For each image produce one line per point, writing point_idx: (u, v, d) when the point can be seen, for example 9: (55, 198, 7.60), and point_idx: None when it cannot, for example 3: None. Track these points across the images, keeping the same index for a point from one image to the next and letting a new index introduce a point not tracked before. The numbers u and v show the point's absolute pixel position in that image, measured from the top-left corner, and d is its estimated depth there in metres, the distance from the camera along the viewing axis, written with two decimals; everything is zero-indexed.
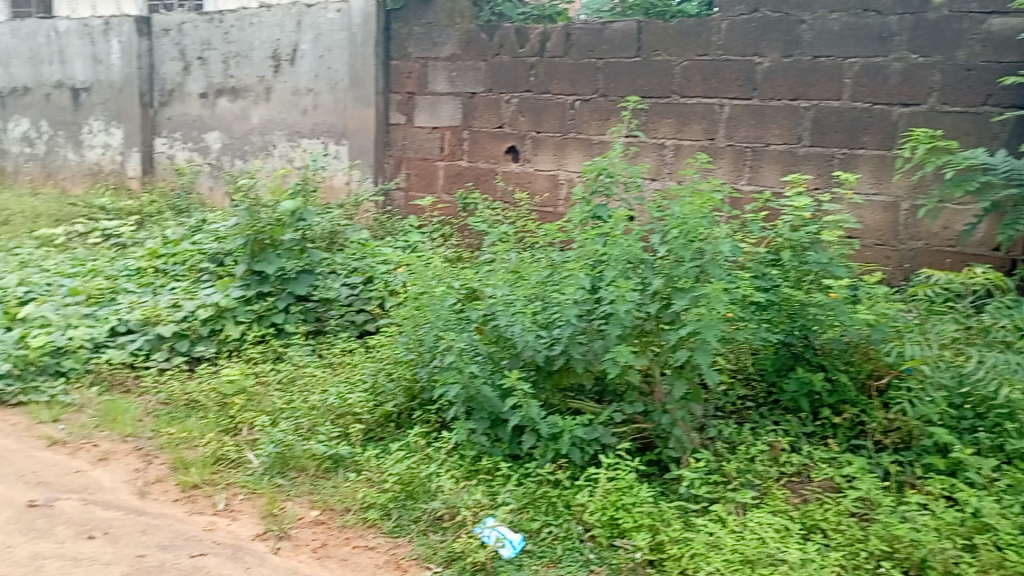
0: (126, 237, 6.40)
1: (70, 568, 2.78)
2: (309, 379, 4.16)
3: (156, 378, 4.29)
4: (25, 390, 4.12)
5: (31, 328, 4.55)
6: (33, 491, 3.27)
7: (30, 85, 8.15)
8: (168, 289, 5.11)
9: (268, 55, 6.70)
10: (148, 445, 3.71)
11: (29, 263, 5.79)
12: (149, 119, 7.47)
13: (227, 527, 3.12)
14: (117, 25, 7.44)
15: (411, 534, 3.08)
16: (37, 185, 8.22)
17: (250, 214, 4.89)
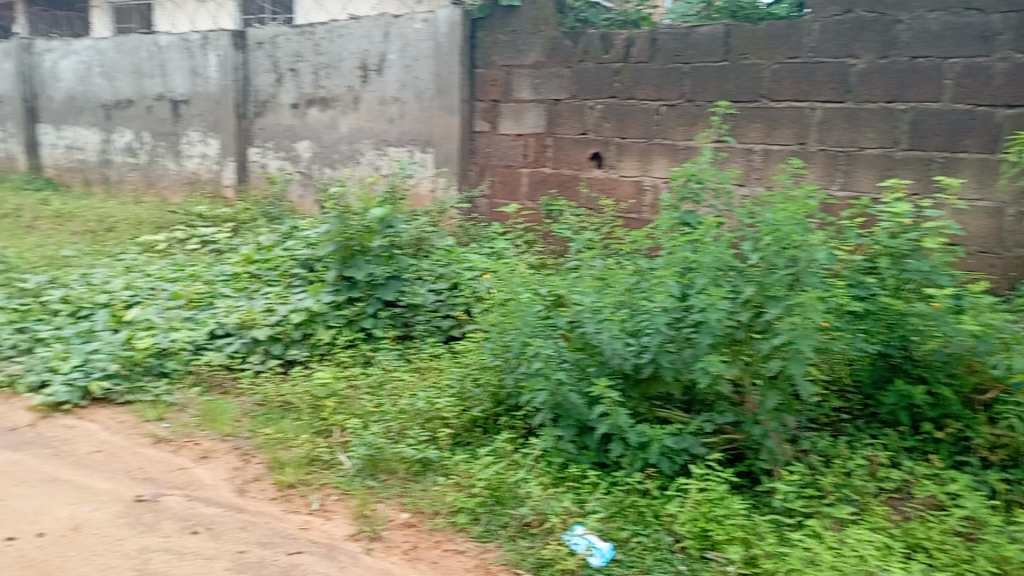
0: (222, 243, 6.66)
1: (175, 561, 2.90)
2: (397, 383, 4.24)
3: (252, 380, 4.44)
4: (131, 388, 4.32)
5: (136, 330, 4.79)
6: (140, 486, 3.44)
7: (133, 98, 8.52)
8: (262, 294, 5.28)
9: (357, 66, 6.87)
10: (246, 444, 3.84)
11: (134, 268, 6.09)
12: (243, 129, 7.74)
13: (321, 527, 3.20)
14: (214, 39, 7.74)
15: (500, 540, 3.10)
16: (140, 194, 8.61)
17: (341, 222, 5.02)
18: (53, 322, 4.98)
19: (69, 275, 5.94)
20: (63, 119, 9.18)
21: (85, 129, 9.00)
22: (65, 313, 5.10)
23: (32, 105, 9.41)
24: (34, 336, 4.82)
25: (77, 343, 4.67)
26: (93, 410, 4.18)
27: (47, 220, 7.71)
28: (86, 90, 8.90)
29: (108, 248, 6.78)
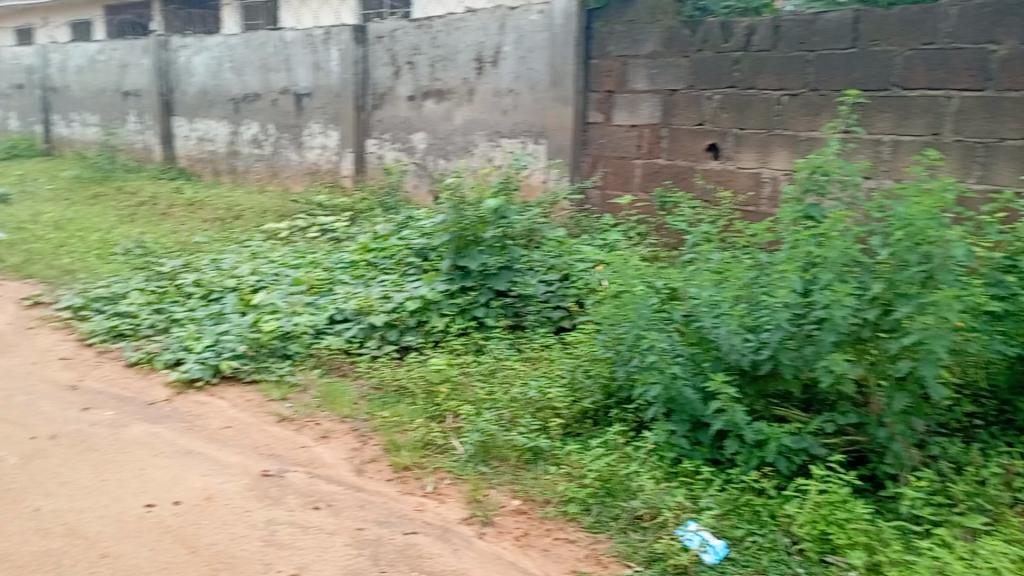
0: (340, 232, 6.90)
1: (300, 534, 3.05)
2: (509, 372, 4.30)
3: (369, 364, 4.57)
4: (257, 368, 4.54)
5: (262, 314, 5.03)
6: (266, 462, 3.62)
7: (260, 92, 8.90)
8: (379, 282, 5.44)
9: (472, 58, 6.96)
10: (364, 426, 3.97)
11: (259, 254, 6.38)
12: (362, 121, 7.97)
13: (436, 509, 3.28)
14: (336, 34, 7.99)
15: (612, 531, 3.10)
16: (264, 183, 9.00)
17: (456, 213, 5.13)
18: (186, 305, 5.28)
19: (200, 259, 6.28)
20: (195, 112, 9.66)
21: (216, 122, 9.45)
22: (197, 296, 5.40)
23: (167, 98, 9.96)
24: (169, 316, 5.13)
25: (209, 324, 4.96)
26: (222, 387, 4.42)
27: (181, 208, 8.17)
28: (217, 84, 9.35)
29: (236, 234, 7.13)
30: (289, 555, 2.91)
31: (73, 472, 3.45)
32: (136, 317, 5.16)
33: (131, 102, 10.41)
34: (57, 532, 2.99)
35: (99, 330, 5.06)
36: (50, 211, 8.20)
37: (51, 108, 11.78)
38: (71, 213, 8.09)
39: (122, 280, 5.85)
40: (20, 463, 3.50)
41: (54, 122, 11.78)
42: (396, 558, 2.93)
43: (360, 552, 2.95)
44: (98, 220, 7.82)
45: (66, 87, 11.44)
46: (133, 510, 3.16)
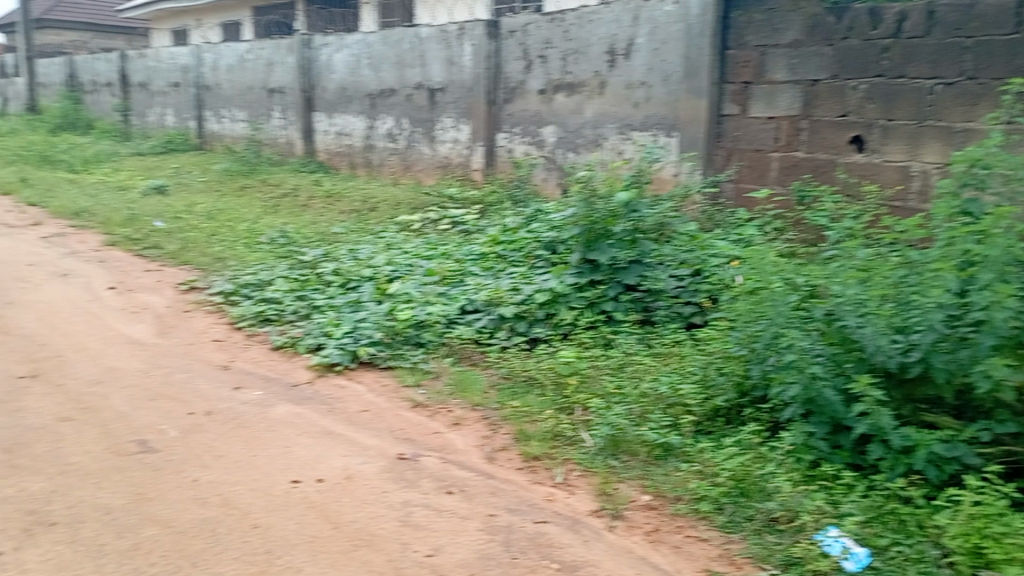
0: (471, 224, 7.03)
1: (434, 517, 3.14)
2: (638, 366, 4.28)
3: (499, 355, 4.65)
4: (392, 355, 4.70)
5: (398, 303, 5.21)
6: (401, 445, 3.75)
7: (395, 87, 9.17)
8: (508, 274, 5.51)
9: (605, 50, 6.94)
10: (494, 415, 4.04)
11: (393, 245, 6.59)
12: (493, 115, 8.07)
13: (565, 500, 3.31)
14: (470, 29, 8.13)
15: (745, 532, 3.05)
16: (398, 176, 9.28)
17: (587, 206, 5.12)
18: (327, 293, 5.54)
19: (339, 249, 6.56)
20: (335, 108, 10.05)
21: (353, 117, 9.80)
22: (336, 285, 5.65)
23: (309, 94, 10.42)
24: (311, 303, 5.40)
25: (348, 311, 5.20)
26: (360, 372, 4.60)
27: (320, 200, 8.54)
28: (356, 81, 9.70)
29: (371, 226, 7.39)
30: (424, 536, 3.01)
31: (226, 447, 3.68)
32: (282, 304, 5.45)
33: (276, 99, 10.96)
34: (213, 502, 3.20)
35: (248, 314, 5.37)
36: (203, 201, 8.75)
37: (203, 104, 12.55)
38: (221, 204, 8.60)
39: (268, 268, 6.18)
40: (180, 436, 3.77)
41: (206, 118, 12.55)
42: (526, 546, 2.98)
43: (492, 537, 3.02)
44: (246, 211, 8.28)
45: (217, 85, 12.16)
46: (280, 485, 3.35)
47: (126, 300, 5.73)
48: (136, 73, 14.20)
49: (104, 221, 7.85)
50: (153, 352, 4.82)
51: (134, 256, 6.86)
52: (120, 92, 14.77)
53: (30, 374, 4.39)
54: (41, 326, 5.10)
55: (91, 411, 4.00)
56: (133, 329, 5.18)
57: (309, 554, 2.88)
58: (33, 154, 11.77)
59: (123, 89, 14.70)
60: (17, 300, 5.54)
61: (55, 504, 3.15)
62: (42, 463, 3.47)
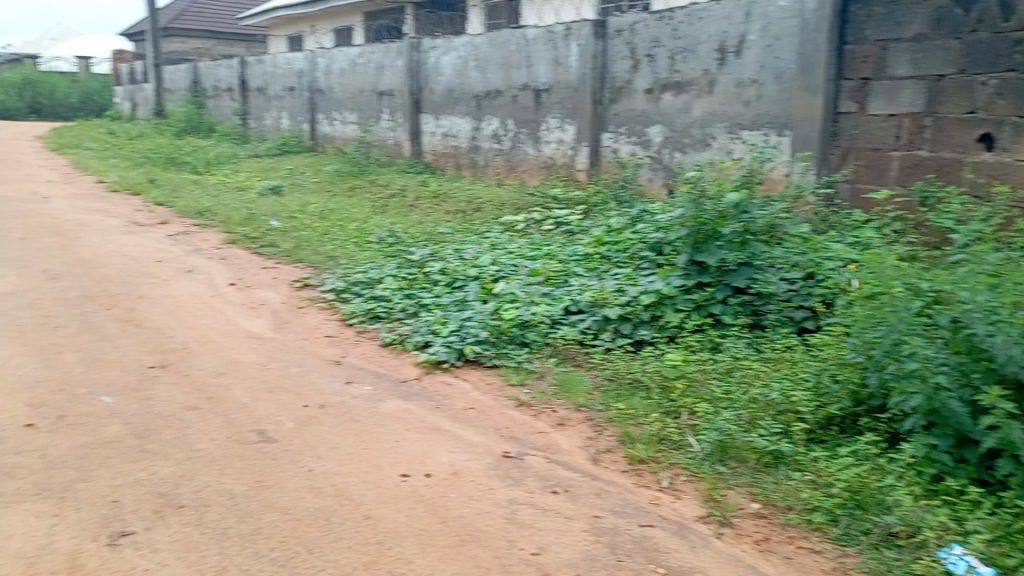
0: (574, 225, 7.03)
1: (539, 516, 3.17)
2: (747, 372, 4.18)
3: (603, 356, 4.63)
4: (497, 354, 4.75)
5: (503, 302, 5.27)
6: (507, 444, 3.79)
7: (502, 88, 9.25)
8: (612, 275, 5.49)
9: (715, 48, 6.82)
10: (598, 416, 4.03)
11: (498, 245, 6.67)
12: (599, 115, 8.04)
13: (672, 504, 3.28)
14: (577, 30, 8.13)
15: (861, 546, 2.95)
16: (503, 177, 9.36)
17: (696, 206, 5.02)
18: (434, 292, 5.65)
19: (445, 249, 6.68)
20: (442, 110, 10.22)
21: (459, 118, 9.94)
22: (443, 284, 5.76)
23: (417, 97, 10.63)
24: (418, 302, 5.53)
25: (454, 310, 5.30)
26: (466, 370, 4.67)
27: (427, 200, 8.70)
28: (463, 83, 9.83)
29: (476, 226, 7.49)
30: (530, 534, 3.04)
31: (338, 439, 3.82)
32: (390, 301, 5.60)
33: (385, 101, 11.24)
34: (327, 492, 3.33)
35: (358, 312, 5.53)
36: (316, 202, 9.07)
37: (316, 108, 13.00)
38: (333, 204, 8.89)
39: (377, 267, 6.36)
40: (296, 427, 3.93)
41: (319, 121, 13.00)
42: (632, 549, 2.97)
43: (597, 539, 3.03)
44: (356, 211, 8.52)
45: (330, 89, 12.57)
46: (390, 478, 3.44)
47: (244, 296, 6.01)
48: (254, 78, 14.84)
49: (225, 220, 8.25)
50: (271, 346, 5.04)
51: (251, 254, 7.18)
52: (239, 96, 15.47)
53: (159, 364, 4.66)
54: (169, 319, 5.41)
55: (214, 401, 4.21)
56: (252, 324, 5.43)
57: (418, 546, 2.96)
58: (160, 156, 12.49)
59: (242, 94, 15.36)
60: (147, 295, 5.89)
61: (183, 488, 3.34)
62: (170, 448, 3.68)
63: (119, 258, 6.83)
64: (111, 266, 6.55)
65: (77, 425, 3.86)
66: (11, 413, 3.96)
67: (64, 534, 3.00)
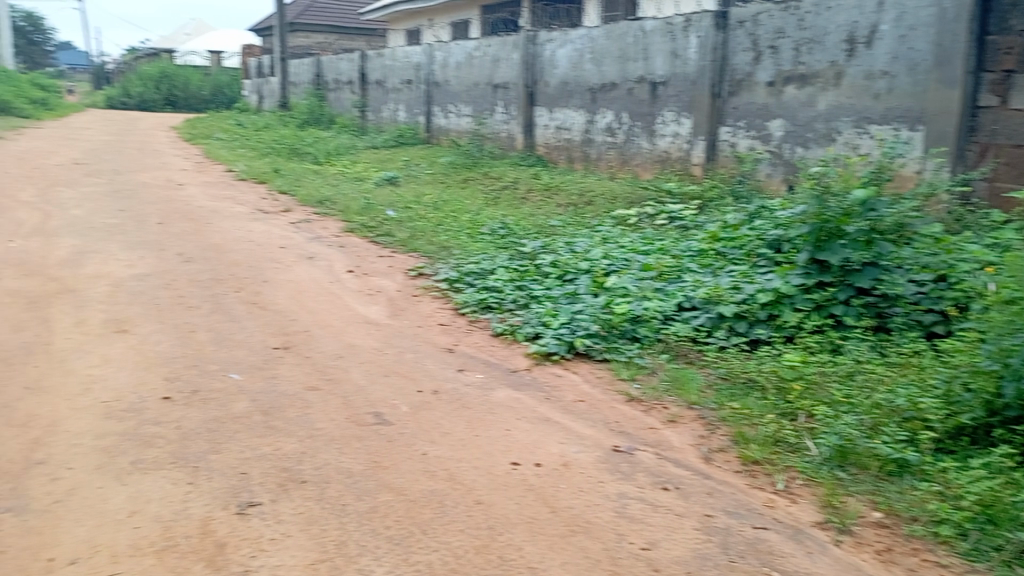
0: (688, 220, 6.92)
1: (650, 511, 3.16)
2: (870, 376, 4.04)
3: (717, 354, 4.55)
4: (608, 348, 4.74)
5: (614, 297, 5.25)
6: (617, 438, 3.79)
7: (617, 81, 9.19)
8: (727, 272, 5.38)
9: (844, 39, 6.59)
10: (711, 415, 3.97)
11: (610, 239, 6.64)
12: (717, 109, 7.87)
13: (788, 508, 3.21)
14: (697, 21, 7.99)
15: (992, 563, 2.81)
16: (615, 170, 9.26)
17: (818, 203, 4.87)
18: (544, 284, 5.69)
19: (557, 242, 6.70)
20: (556, 103, 10.24)
21: (573, 111, 9.92)
22: (554, 277, 5.79)
23: (531, 90, 10.68)
24: (530, 294, 5.58)
25: (565, 302, 5.32)
26: (576, 362, 4.68)
27: (539, 193, 8.75)
28: (577, 75, 9.81)
29: (588, 220, 7.48)
30: (640, 529, 3.04)
31: (451, 425, 3.90)
32: (502, 293, 5.67)
33: (500, 94, 11.34)
34: (440, 476, 3.41)
35: (470, 302, 5.62)
36: (430, 193, 9.25)
37: (433, 100, 13.24)
38: (446, 196, 9.05)
39: (489, 258, 6.44)
40: (410, 411, 4.04)
41: (434, 114, 13.24)
42: (746, 550, 2.92)
43: (709, 538, 2.99)
44: (469, 203, 8.64)
45: (446, 82, 12.79)
46: (501, 466, 3.50)
47: (362, 283, 6.21)
48: (373, 71, 15.25)
49: (344, 209, 8.54)
50: (386, 332, 5.19)
51: (368, 243, 7.40)
52: (359, 89, 15.93)
53: (283, 346, 4.89)
54: (292, 303, 5.66)
55: (334, 382, 4.38)
56: (368, 310, 5.61)
57: (529, 534, 3.00)
58: (284, 147, 13.02)
59: (362, 87, 15.81)
60: (271, 279, 6.17)
61: (305, 465, 3.49)
62: (293, 426, 3.85)
63: (245, 243, 7.18)
64: (239, 251, 6.90)
65: (209, 400, 4.09)
66: (150, 385, 4.24)
67: (197, 501, 3.19)
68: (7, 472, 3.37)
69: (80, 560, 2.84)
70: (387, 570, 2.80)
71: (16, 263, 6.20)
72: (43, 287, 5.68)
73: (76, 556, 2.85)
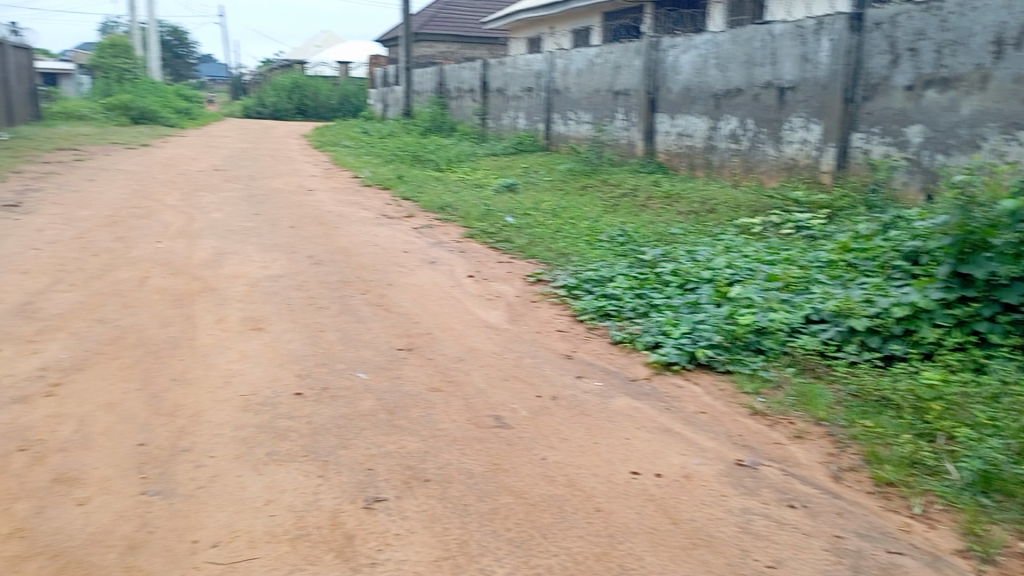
0: (817, 230, 6.70)
1: (775, 529, 3.07)
2: (1018, 399, 3.80)
3: (848, 370, 4.38)
4: (731, 359, 4.64)
5: (738, 307, 5.13)
6: (740, 452, 3.71)
7: (742, 87, 8.98)
8: (859, 284, 5.17)
9: (991, 40, 6.26)
10: (841, 433, 3.82)
11: (733, 248, 6.50)
12: (850, 114, 7.58)
13: (924, 533, 3.06)
14: (830, 24, 7.72)
15: None
16: (738, 178, 9.05)
17: (963, 213, 4.63)
18: (665, 292, 5.64)
19: (678, 250, 6.61)
20: (678, 109, 10.09)
21: (696, 118, 9.77)
22: (675, 285, 5.72)
23: (653, 96, 10.57)
24: (650, 302, 5.53)
25: (686, 312, 5.25)
26: (697, 373, 4.61)
27: (659, 200, 8.66)
28: (701, 81, 9.65)
29: (710, 228, 7.35)
30: (765, 546, 2.96)
31: (570, 432, 3.92)
32: (621, 300, 5.65)
33: (620, 101, 11.30)
34: (560, 481, 3.43)
35: (589, 309, 5.63)
36: (549, 200, 9.31)
37: (553, 107, 13.32)
38: (565, 202, 9.09)
39: (608, 265, 6.43)
40: (530, 416, 4.09)
41: (554, 120, 13.32)
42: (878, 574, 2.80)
43: (839, 560, 2.88)
44: (588, 210, 8.65)
45: (567, 89, 12.83)
46: (621, 474, 3.49)
47: (482, 288, 6.31)
48: (494, 79, 15.48)
49: (464, 215, 8.72)
50: (506, 337, 5.26)
51: (488, 248, 7.52)
52: (480, 97, 16.21)
53: (406, 347, 5.03)
54: (416, 306, 5.82)
55: (455, 384, 4.48)
56: (488, 315, 5.70)
57: (649, 545, 2.98)
58: (407, 154, 13.40)
59: (483, 94, 16.07)
60: (396, 282, 6.36)
61: (429, 463, 3.59)
62: (417, 425, 3.96)
63: (371, 247, 7.43)
64: (365, 255, 7.15)
65: (338, 397, 4.27)
66: (284, 381, 4.45)
67: (327, 493, 3.33)
68: (157, 457, 3.62)
69: (221, 543, 3.01)
70: (508, 571, 2.84)
71: (164, 262, 6.64)
72: (188, 286, 6.06)
73: (218, 539, 3.03)
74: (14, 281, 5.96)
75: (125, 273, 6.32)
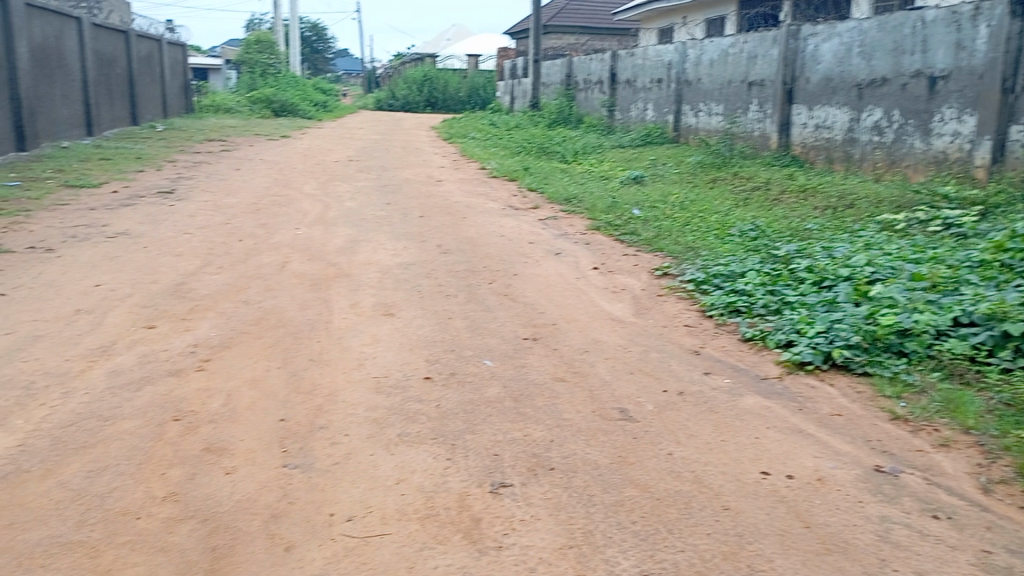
0: (968, 227, 6.29)
1: (917, 539, 2.93)
2: None
3: (1000, 377, 4.10)
4: (869, 361, 4.43)
5: (879, 307, 4.89)
6: (879, 458, 3.54)
7: (888, 76, 8.54)
8: (1015, 287, 4.83)
9: None
10: (991, 443, 3.59)
11: (873, 245, 6.20)
12: (1008, 105, 7.10)
13: None
14: (989, 9, 7.26)
15: None
16: (880, 172, 8.62)
17: None
18: (799, 290, 5.45)
19: (813, 246, 6.37)
20: (817, 100, 9.71)
21: (836, 109, 9.36)
22: (810, 283, 5.51)
23: (790, 87, 10.20)
24: (783, 300, 5.36)
25: (822, 310, 5.05)
26: (833, 374, 4.43)
27: (793, 194, 8.37)
28: (843, 71, 9.23)
29: (848, 224, 7.04)
30: (905, 557, 2.83)
31: (697, 428, 3.85)
32: (752, 297, 5.50)
33: (755, 92, 10.97)
34: (686, 477, 3.39)
35: (718, 305, 5.51)
36: (677, 192, 9.17)
37: (683, 99, 13.07)
38: (693, 196, 8.92)
39: (738, 261, 6.27)
40: (656, 410, 4.05)
41: (684, 112, 13.06)
42: None
43: None
44: (717, 203, 8.46)
45: (698, 80, 12.56)
46: (750, 474, 3.41)
47: (607, 281, 6.29)
48: (624, 70, 15.33)
49: (590, 207, 8.70)
50: (631, 330, 5.22)
51: (614, 240, 7.48)
52: (608, 89, 16.09)
53: (531, 337, 5.08)
54: (541, 296, 5.86)
55: (580, 375, 4.49)
56: (614, 307, 5.67)
57: (780, 547, 2.90)
58: (534, 146, 13.48)
59: (611, 86, 15.95)
60: (521, 273, 6.43)
61: (553, 452, 3.62)
62: (542, 414, 4.00)
63: (497, 237, 7.53)
64: (491, 245, 7.26)
65: (465, 383, 4.37)
66: (413, 365, 4.60)
67: (455, 476, 3.42)
68: (297, 432, 3.82)
69: (355, 518, 3.14)
70: (634, 563, 2.84)
71: (303, 249, 6.96)
72: (324, 271, 6.33)
73: (353, 513, 3.17)
74: (169, 263, 6.39)
75: (268, 257, 6.67)
